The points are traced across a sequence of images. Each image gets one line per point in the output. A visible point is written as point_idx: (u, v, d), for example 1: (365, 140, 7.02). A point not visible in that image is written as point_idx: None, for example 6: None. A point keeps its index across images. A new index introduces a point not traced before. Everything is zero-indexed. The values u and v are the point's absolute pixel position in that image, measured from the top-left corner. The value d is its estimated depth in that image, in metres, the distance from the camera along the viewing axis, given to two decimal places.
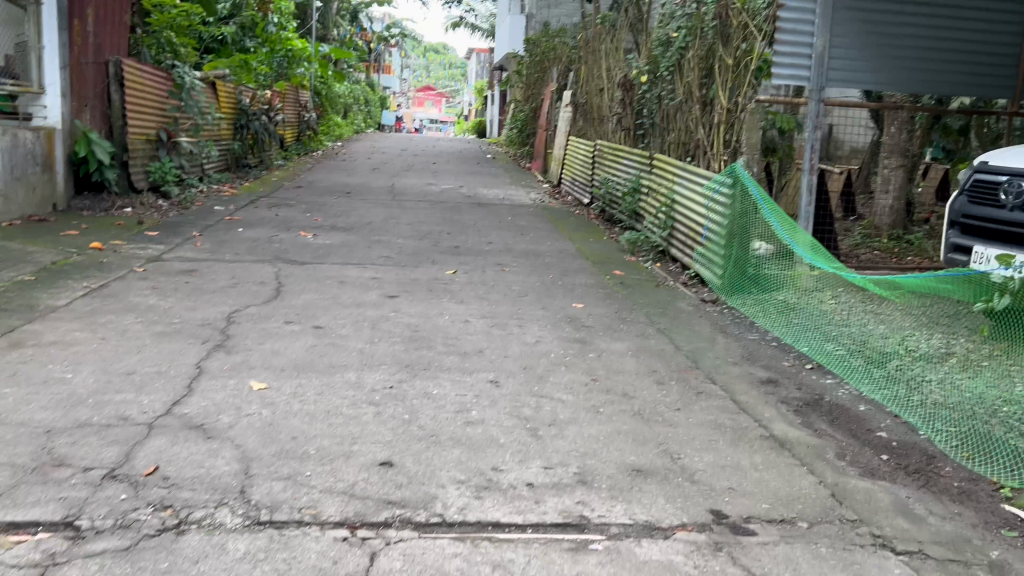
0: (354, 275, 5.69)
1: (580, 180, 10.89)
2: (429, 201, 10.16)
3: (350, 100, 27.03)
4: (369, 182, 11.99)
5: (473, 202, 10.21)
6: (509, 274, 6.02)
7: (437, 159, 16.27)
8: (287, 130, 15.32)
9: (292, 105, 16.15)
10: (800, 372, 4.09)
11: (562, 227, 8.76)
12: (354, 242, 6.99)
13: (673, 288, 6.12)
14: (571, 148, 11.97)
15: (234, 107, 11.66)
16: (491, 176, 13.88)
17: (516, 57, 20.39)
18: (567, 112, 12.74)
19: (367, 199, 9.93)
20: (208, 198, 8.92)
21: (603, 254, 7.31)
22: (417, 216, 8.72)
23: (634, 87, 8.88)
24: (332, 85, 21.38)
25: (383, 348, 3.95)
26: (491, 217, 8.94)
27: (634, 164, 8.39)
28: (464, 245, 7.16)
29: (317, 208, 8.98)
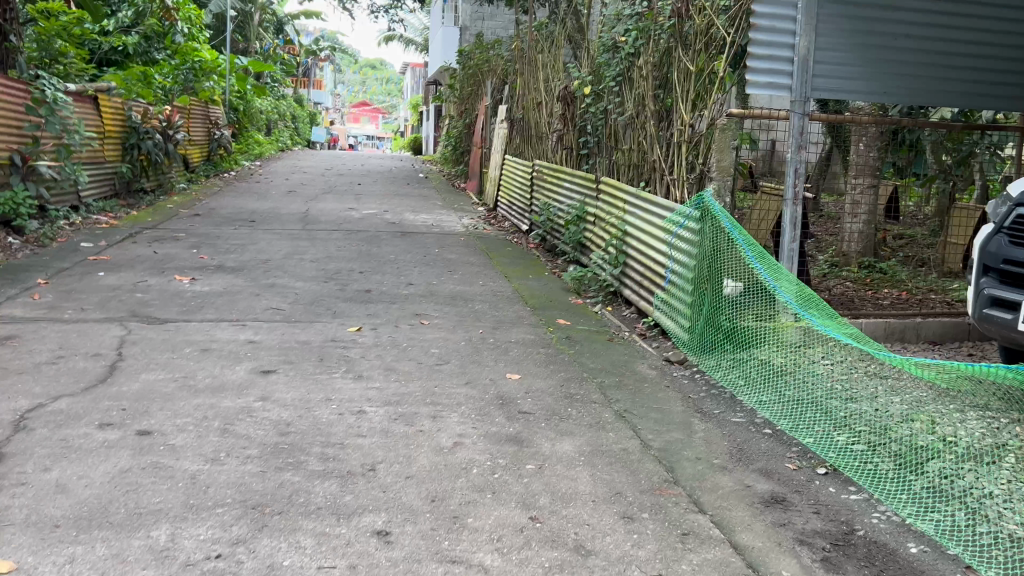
0: (225, 339, 4.44)
1: (517, 205, 9.79)
2: (345, 230, 8.92)
3: (275, 116, 25.57)
4: (281, 208, 10.70)
5: (395, 231, 9.00)
6: (427, 330, 4.84)
7: (363, 180, 15.00)
8: (194, 150, 13.91)
9: (201, 123, 14.73)
10: (813, 484, 3.01)
11: (497, 259, 7.63)
12: (240, 288, 5.74)
13: (629, 342, 5.02)
14: (507, 169, 10.88)
15: (124, 125, 10.25)
16: (421, 199, 12.69)
17: (448, 70, 19.26)
18: (503, 129, 11.66)
19: (273, 229, 8.65)
20: (78, 233, 7.53)
21: (544, 295, 6.20)
22: (326, 250, 7.50)
23: (575, 101, 7.83)
24: (251, 100, 19.93)
25: (227, 473, 2.74)
26: (414, 250, 7.76)
27: (578, 188, 7.32)
28: (377, 288, 5.96)
29: (210, 242, 7.68)
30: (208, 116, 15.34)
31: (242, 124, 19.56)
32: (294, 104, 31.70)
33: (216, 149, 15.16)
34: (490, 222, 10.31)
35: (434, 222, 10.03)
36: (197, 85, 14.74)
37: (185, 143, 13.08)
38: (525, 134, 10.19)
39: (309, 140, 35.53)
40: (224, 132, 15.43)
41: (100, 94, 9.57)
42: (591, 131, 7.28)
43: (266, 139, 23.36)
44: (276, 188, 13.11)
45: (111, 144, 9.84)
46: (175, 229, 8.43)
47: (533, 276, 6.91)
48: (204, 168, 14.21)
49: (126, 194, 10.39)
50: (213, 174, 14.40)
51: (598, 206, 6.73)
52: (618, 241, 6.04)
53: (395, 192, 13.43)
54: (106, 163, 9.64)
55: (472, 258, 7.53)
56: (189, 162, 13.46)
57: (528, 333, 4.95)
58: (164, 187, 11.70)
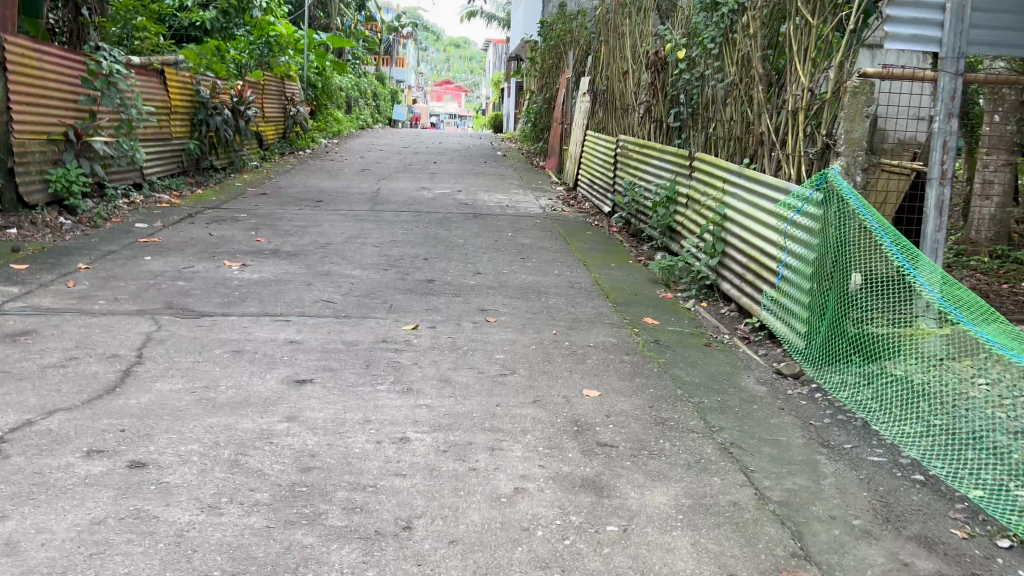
0: (263, 339, 3.89)
1: (599, 184, 9.05)
2: (414, 211, 8.34)
3: (355, 93, 25.28)
4: (351, 187, 10.21)
5: (467, 212, 8.37)
6: (493, 330, 4.19)
7: (439, 158, 14.44)
8: (268, 127, 13.59)
9: (277, 100, 14.40)
10: (996, 564, 2.25)
11: (575, 245, 6.91)
12: (291, 276, 5.20)
13: (730, 348, 4.26)
14: (588, 145, 10.13)
15: (192, 100, 9.91)
16: (498, 178, 12.03)
17: (529, 43, 18.49)
18: (585, 102, 10.89)
19: (339, 210, 8.14)
20: (135, 212, 7.17)
21: (628, 287, 5.47)
22: (391, 234, 6.93)
23: (665, 68, 7.02)
24: (329, 76, 19.59)
25: (225, 528, 2.15)
26: (485, 234, 7.11)
27: (669, 166, 6.53)
28: (441, 278, 5.34)
29: (271, 223, 7.22)
30: (284, 93, 15.01)
31: (320, 101, 19.26)
32: (374, 81, 31.42)
33: (291, 126, 14.81)
34: (570, 203, 9.57)
35: (510, 203, 9.36)
36: (272, 60, 14.39)
37: (258, 120, 12.76)
38: (609, 108, 9.39)
39: (389, 118, 35.28)
40: (299, 109, 15.08)
41: (166, 68, 9.22)
42: (685, 102, 6.47)
43: (345, 117, 23.07)
44: (349, 167, 12.66)
45: (177, 120, 9.51)
46: (238, 209, 8.01)
47: (616, 265, 6.18)
48: (278, 146, 13.88)
49: (194, 172, 10.07)
50: (287, 151, 14.07)
51: (693, 187, 5.94)
52: (716, 227, 5.26)
53: (471, 170, 12.80)
54: (171, 140, 9.32)
55: (549, 244, 6.84)
56: (264, 139, 13.14)
57: (610, 335, 4.24)
58: (235, 165, 11.38)
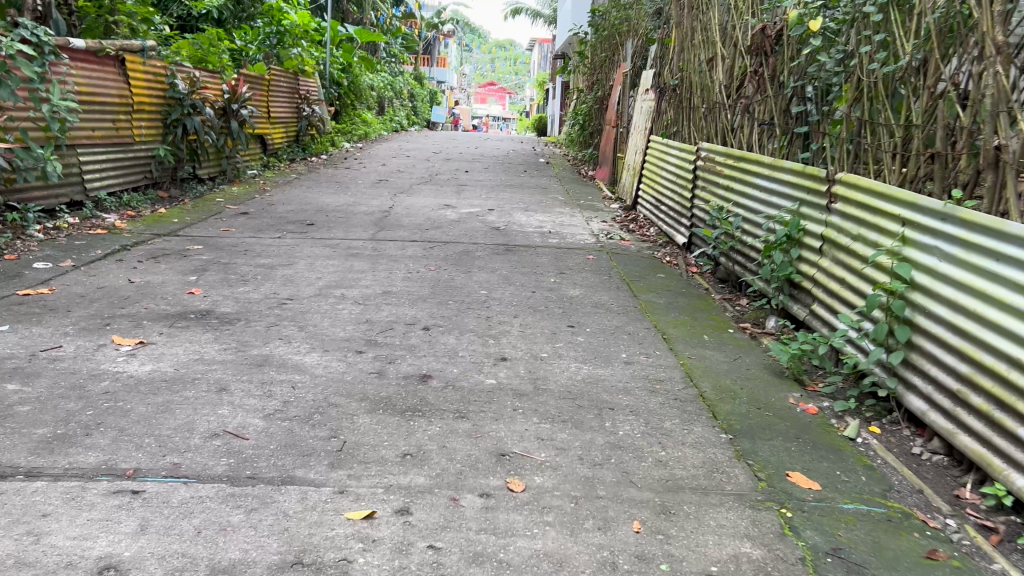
0: (52, 560, 1.94)
1: (670, 205, 7.01)
2: (427, 240, 6.37)
3: (389, 93, 23.53)
4: (357, 204, 8.28)
5: (497, 242, 6.37)
6: (518, 525, 2.19)
7: (471, 166, 12.49)
8: (275, 129, 11.77)
9: (289, 97, 12.58)
10: None
11: (645, 299, 4.88)
12: (201, 371, 3.25)
13: (977, 566, 2.21)
14: (654, 154, 8.07)
15: (164, 96, 8.10)
16: (540, 192, 10.02)
17: (577, 35, 16.43)
18: (648, 100, 8.84)
19: (328, 239, 6.21)
20: (44, 245, 5.30)
21: (742, 390, 3.43)
22: (388, 280, 4.96)
23: (777, 50, 4.97)
24: (358, 73, 17.77)
25: None
26: (517, 281, 5.11)
27: (791, 191, 4.45)
28: (440, 373, 3.35)
29: (227, 261, 5.31)
30: (299, 89, 13.18)
31: (345, 100, 17.42)
32: (412, 80, 29.61)
33: (305, 129, 12.97)
34: (629, 228, 7.53)
35: (554, 228, 7.34)
36: (283, 53, 12.58)
37: (261, 121, 10.94)
38: (682, 107, 7.34)
39: (428, 119, 33.47)
40: (314, 108, 13.24)
41: (126, 55, 7.40)
42: (816, 96, 4.40)
43: (375, 118, 21.25)
44: (364, 177, 10.77)
45: (141, 120, 7.70)
46: (197, 236, 6.13)
47: (711, 340, 4.14)
48: (285, 150, 12.07)
49: (167, 183, 8.31)
50: (297, 157, 12.26)
51: (840, 227, 3.85)
52: (897, 300, 3.18)
53: (507, 182, 10.82)
54: (132, 146, 7.52)
55: (607, 298, 4.81)
56: (268, 142, 11.31)
57: (742, 535, 2.21)
58: (225, 174, 9.60)
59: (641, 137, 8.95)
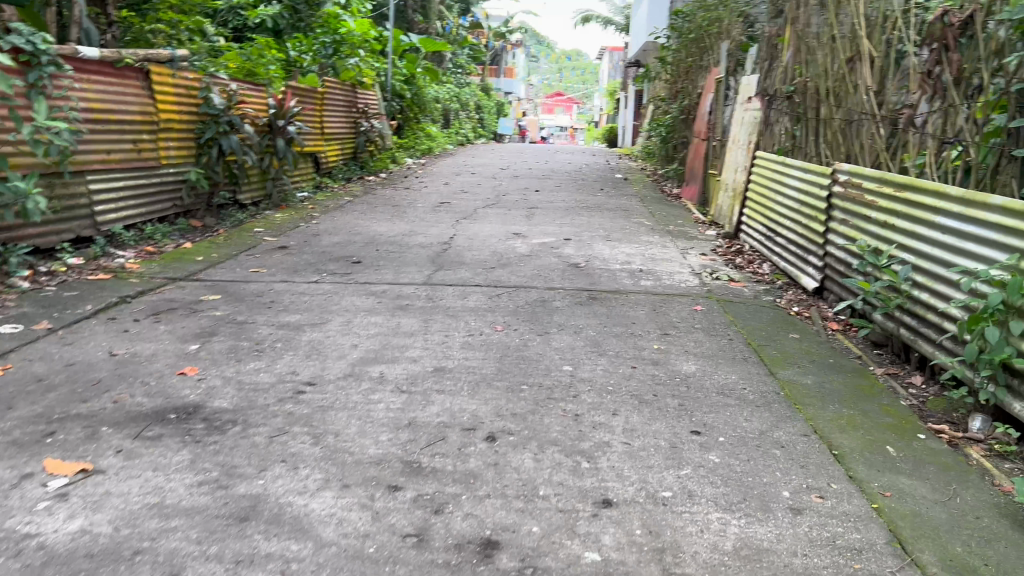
0: None
1: (792, 239, 5.72)
2: (493, 284, 5.23)
3: (455, 106, 22.62)
4: (414, 234, 7.19)
5: (579, 287, 5.17)
6: None
7: (542, 184, 11.32)
8: (330, 146, 10.83)
9: (346, 111, 11.63)
10: None
11: (787, 381, 3.63)
12: (151, 533, 2.15)
13: None
14: (765, 174, 6.77)
15: (197, 113, 7.18)
16: (621, 215, 8.78)
17: (657, 39, 15.13)
18: (754, 109, 7.54)
19: (374, 284, 5.11)
20: (25, 299, 4.33)
21: (988, 573, 2.15)
22: (443, 349, 3.82)
23: (966, 41, 3.67)
24: (421, 84, 16.81)
25: None
26: (610, 349, 3.90)
27: (1006, 238, 3.14)
28: (514, 539, 2.17)
29: (244, 320, 4.24)
30: (358, 103, 12.23)
31: (408, 113, 16.46)
32: (478, 91, 28.65)
33: (363, 145, 12.01)
34: (738, 264, 6.25)
35: (645, 265, 6.11)
36: (340, 64, 11.65)
37: (313, 137, 10.00)
38: (801, 117, 6.05)
39: (495, 131, 32.56)
40: (373, 122, 12.28)
41: (152, 66, 6.50)
42: None
43: (440, 131, 20.29)
44: (423, 198, 9.71)
45: (169, 140, 6.78)
46: (218, 282, 5.11)
47: (901, 458, 2.86)
48: (340, 168, 11.13)
49: (201, 211, 7.40)
50: (354, 177, 11.29)
51: None
52: None
53: (584, 203, 9.61)
54: (156, 170, 6.60)
55: (733, 380, 3.56)
56: (321, 161, 10.37)
57: None
58: (272, 199, 8.66)
59: (744, 153, 7.65)
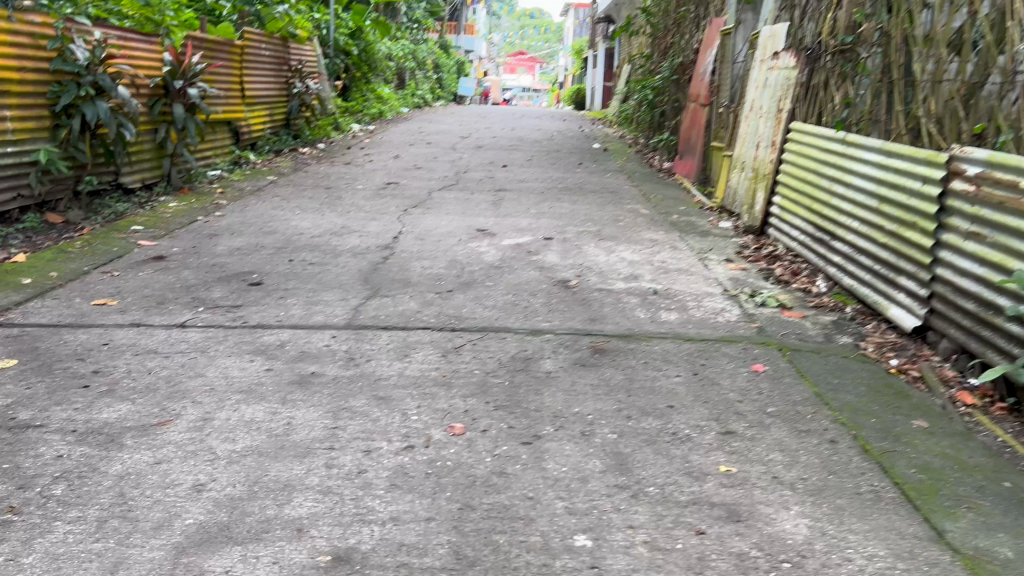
0: None
1: (869, 251, 4.12)
2: (449, 325, 3.56)
3: (411, 64, 20.67)
4: (347, 232, 5.47)
5: (575, 331, 3.52)
6: None
7: (510, 157, 9.61)
8: (253, 112, 8.97)
9: (273, 69, 9.73)
10: None
11: (973, 553, 2.03)
12: None
13: None
14: (809, 154, 5.14)
15: (49, 70, 5.32)
16: (609, 200, 7.11)
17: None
18: (786, 67, 5.87)
19: (272, 331, 3.42)
20: None
21: None
22: (356, 495, 2.15)
23: None
24: (371, 39, 14.85)
25: None
26: (650, 481, 2.27)
27: None
28: None
29: (28, 423, 2.52)
30: (289, 59, 10.33)
31: (355, 72, 14.53)
32: (436, 48, 26.60)
33: (297, 111, 10.14)
34: (782, 279, 4.65)
35: (657, 284, 4.47)
36: (266, 13, 9.73)
37: (229, 101, 8.13)
38: (873, 78, 4.41)
39: (455, 91, 30.60)
40: (308, 83, 10.40)
41: None
42: None
43: (393, 93, 18.35)
44: (366, 178, 7.95)
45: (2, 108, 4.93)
46: (30, 329, 3.36)
47: None
48: (267, 139, 9.29)
49: (63, 201, 5.57)
50: (283, 149, 9.46)
51: None
52: None
53: (561, 184, 7.93)
54: None
55: (889, 566, 1.94)
56: (240, 131, 8.52)
57: None
58: (170, 180, 6.83)
59: (771, 124, 6.03)
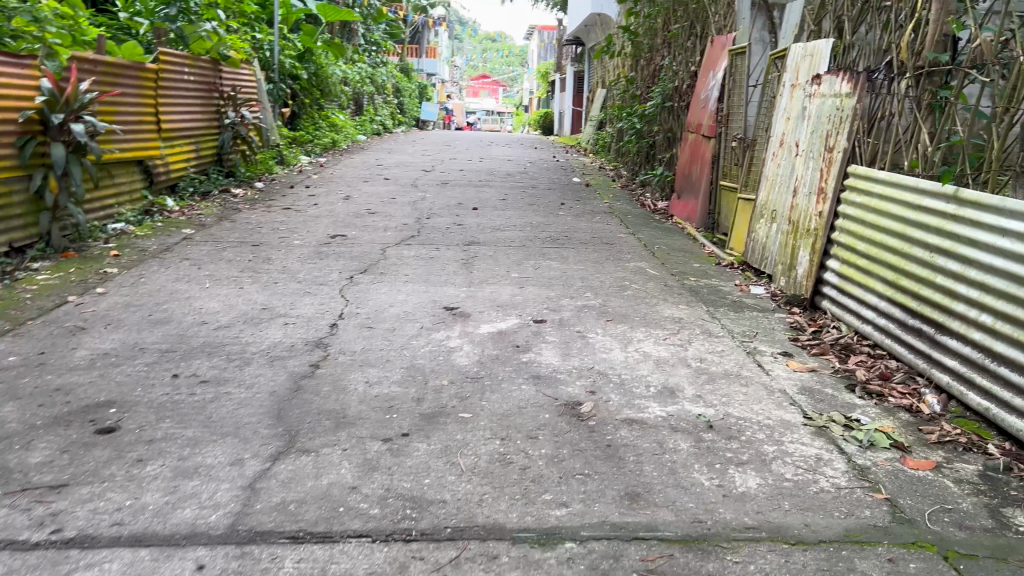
0: None
1: (1019, 362, 2.83)
2: (400, 524, 2.17)
3: (369, 88, 19.30)
4: (267, 319, 4.05)
5: (609, 529, 2.16)
6: None
7: (480, 197, 8.27)
8: (173, 148, 7.52)
9: (199, 96, 8.29)
10: None
11: None
12: None
13: None
14: (886, 209, 3.88)
15: None
16: (606, 256, 5.77)
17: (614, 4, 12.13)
18: (836, 91, 4.63)
19: (96, 556, 2.00)
20: None
21: None
22: None
23: None
24: (323, 61, 13.45)
25: None
26: None
27: None
28: None
29: None
30: (219, 84, 8.90)
31: (303, 98, 13.11)
32: (397, 71, 25.24)
33: (230, 144, 8.70)
34: (871, 390, 3.35)
35: (703, 406, 3.11)
36: (190, 30, 8.30)
37: (137, 136, 6.67)
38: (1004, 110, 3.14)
39: (417, 115, 29.27)
40: (243, 112, 8.96)
41: None
42: None
43: (348, 118, 16.93)
44: (307, 228, 6.53)
45: None
46: None
47: None
48: (191, 179, 7.85)
49: None
50: (211, 190, 8.02)
51: None
52: None
53: (543, 233, 6.59)
54: None
55: None
56: (154, 170, 7.08)
57: None
58: (50, 241, 5.35)
59: (817, 166, 4.77)
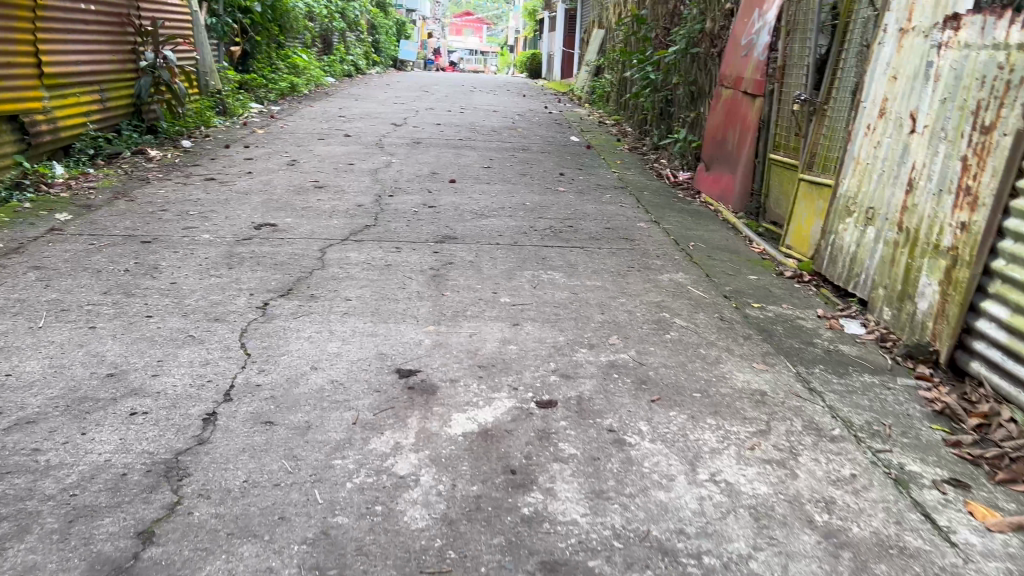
0: None
1: None
2: None
3: (339, 23, 17.35)
4: (102, 406, 2.48)
5: None
6: None
7: (460, 165, 6.65)
8: (61, 98, 5.81)
9: (103, 31, 6.54)
10: None
11: None
12: None
13: None
14: None
15: None
16: (630, 265, 4.22)
17: None
18: (994, 42, 3.09)
19: None
20: None
21: None
22: None
23: None
24: None
25: None
26: None
27: None
28: None
29: None
30: (133, 16, 7.15)
31: (257, 35, 11.26)
32: (372, 4, 23.08)
33: (148, 92, 6.98)
34: None
35: None
36: None
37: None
38: None
39: (395, 55, 27.23)
40: (166, 52, 7.20)
41: None
42: None
43: (315, 59, 15.07)
44: (227, 211, 4.91)
45: None
46: None
47: None
48: (91, 138, 6.17)
49: None
50: (120, 152, 6.33)
51: None
52: None
53: (540, 222, 5.00)
54: None
55: None
56: (33, 128, 5.41)
57: None
58: None
59: (954, 152, 3.23)
